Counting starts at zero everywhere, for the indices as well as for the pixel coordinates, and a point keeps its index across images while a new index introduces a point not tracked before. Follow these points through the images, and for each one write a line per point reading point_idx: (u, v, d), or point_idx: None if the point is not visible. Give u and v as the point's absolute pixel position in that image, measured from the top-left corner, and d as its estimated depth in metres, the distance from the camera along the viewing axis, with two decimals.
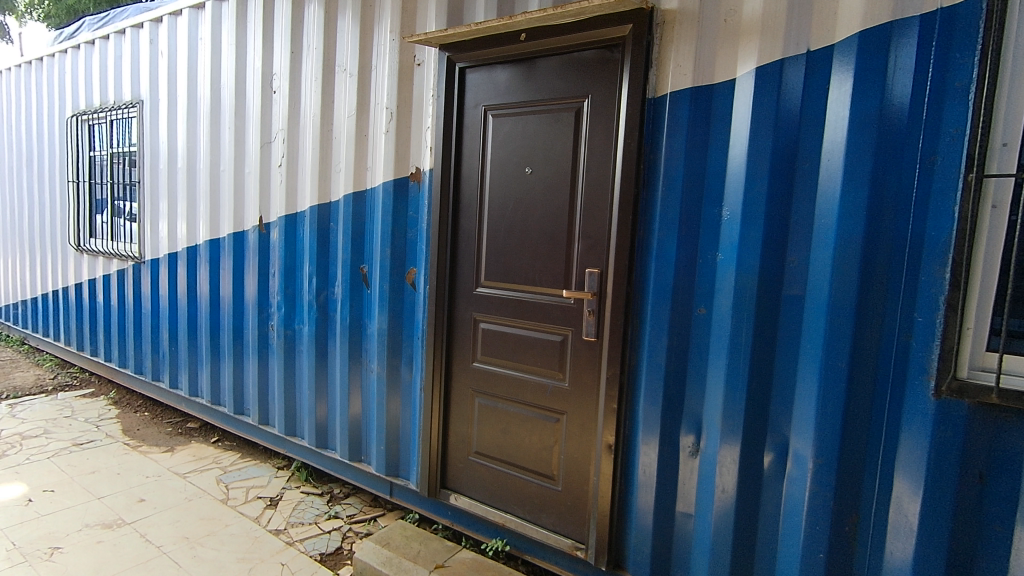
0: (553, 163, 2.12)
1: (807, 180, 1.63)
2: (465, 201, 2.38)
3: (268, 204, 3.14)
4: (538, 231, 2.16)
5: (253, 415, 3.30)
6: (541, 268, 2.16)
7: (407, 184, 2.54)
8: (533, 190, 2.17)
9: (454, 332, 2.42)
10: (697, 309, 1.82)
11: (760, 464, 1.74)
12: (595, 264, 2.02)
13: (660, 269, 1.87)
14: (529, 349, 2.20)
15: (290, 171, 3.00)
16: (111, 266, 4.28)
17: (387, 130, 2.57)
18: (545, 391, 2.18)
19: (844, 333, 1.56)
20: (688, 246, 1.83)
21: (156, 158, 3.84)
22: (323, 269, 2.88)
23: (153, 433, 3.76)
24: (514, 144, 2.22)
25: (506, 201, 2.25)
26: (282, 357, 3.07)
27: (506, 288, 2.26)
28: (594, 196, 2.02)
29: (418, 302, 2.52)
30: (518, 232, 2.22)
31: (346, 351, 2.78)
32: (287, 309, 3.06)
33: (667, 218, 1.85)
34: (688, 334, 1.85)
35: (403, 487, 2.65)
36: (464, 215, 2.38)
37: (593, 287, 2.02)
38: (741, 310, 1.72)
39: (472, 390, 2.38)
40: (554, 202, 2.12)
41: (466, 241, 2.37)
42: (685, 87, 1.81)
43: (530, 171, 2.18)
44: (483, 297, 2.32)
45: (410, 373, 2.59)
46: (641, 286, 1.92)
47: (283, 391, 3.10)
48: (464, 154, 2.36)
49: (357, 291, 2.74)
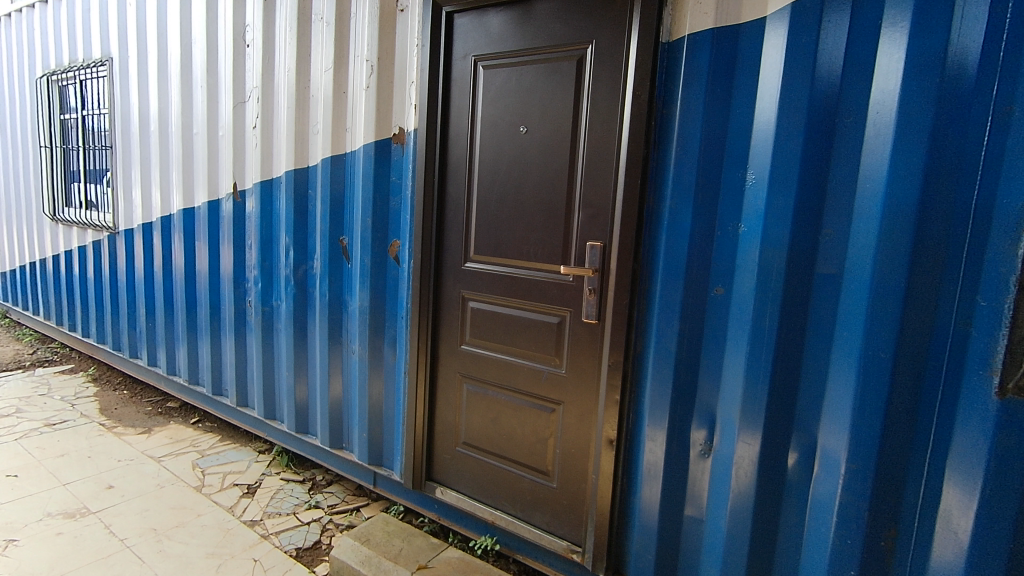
0: (550, 120, 1.87)
1: (850, 138, 1.37)
2: (452, 165, 2.13)
3: (243, 169, 2.89)
4: (533, 199, 1.92)
5: (231, 397, 3.11)
6: (537, 241, 1.93)
7: (389, 146, 2.28)
8: (528, 152, 1.92)
9: (441, 310, 2.20)
10: (713, 288, 1.59)
11: (782, 466, 1.53)
12: (596, 236, 1.79)
13: (671, 242, 1.63)
14: (522, 331, 1.98)
15: (265, 133, 2.74)
16: (86, 236, 4.05)
17: (367, 86, 2.30)
18: (539, 378, 1.96)
19: (889, 320, 1.33)
20: (705, 217, 1.58)
21: (128, 122, 3.58)
22: (301, 241, 2.64)
23: (131, 414, 3.58)
24: (507, 100, 1.96)
25: (499, 165, 2.00)
26: (259, 334, 2.86)
27: (498, 263, 2.03)
28: (597, 158, 1.77)
29: (402, 278, 2.29)
30: (511, 200, 1.98)
31: (326, 331, 2.56)
32: (263, 283, 2.83)
33: (680, 182, 1.60)
34: (703, 318, 1.62)
35: (386, 477, 2.45)
36: (451, 182, 2.13)
37: (594, 263, 1.78)
38: (766, 291, 1.49)
39: (460, 374, 2.17)
40: (550, 166, 1.87)
41: (454, 210, 2.13)
42: (705, 29, 1.54)
43: (524, 130, 1.93)
44: (472, 273, 2.09)
45: (394, 355, 2.37)
46: (649, 262, 1.68)
47: (261, 371, 2.90)
48: (452, 114, 2.11)
49: (336, 266, 2.51)
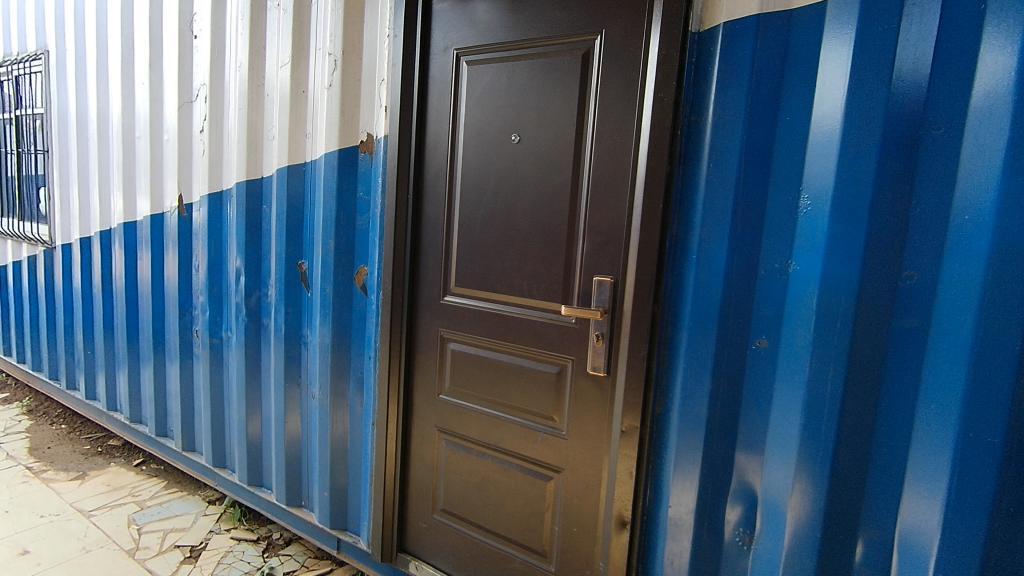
0: (549, 128, 1.54)
1: (941, 155, 1.05)
2: (429, 179, 1.79)
3: (189, 179, 2.51)
4: (528, 222, 1.59)
5: (177, 439, 2.71)
6: (532, 273, 1.60)
7: (355, 156, 1.93)
8: (521, 165, 1.60)
9: (416, 351, 1.86)
10: (755, 340, 1.27)
11: (844, 570, 1.21)
12: (606, 270, 1.47)
13: (701, 280, 1.30)
14: (514, 381, 1.65)
15: (213, 138, 2.36)
16: (20, 250, 3.61)
17: (329, 84, 1.94)
18: (534, 439, 1.62)
19: (998, 394, 1.01)
20: (745, 251, 1.26)
21: (64, 123, 3.16)
22: (254, 265, 2.26)
23: (65, 454, 3.15)
24: (496, 102, 1.63)
25: (485, 181, 1.67)
26: (207, 369, 2.48)
27: (485, 298, 1.69)
28: (607, 175, 1.46)
29: (370, 312, 1.94)
30: (500, 223, 1.65)
31: (282, 369, 2.19)
32: (211, 311, 2.44)
33: (712, 207, 1.28)
34: (741, 377, 1.29)
35: (352, 544, 2.09)
36: (428, 199, 1.80)
37: (604, 302, 1.47)
38: (827, 349, 1.17)
39: (438, 429, 1.83)
40: (548, 184, 1.55)
41: (431, 233, 1.79)
42: (747, 16, 1.22)
43: (516, 140, 1.60)
44: (453, 309, 1.75)
45: (361, 402, 2.02)
46: (673, 304, 1.36)
47: (210, 411, 2.51)
48: (430, 118, 1.78)
49: (295, 295, 2.14)
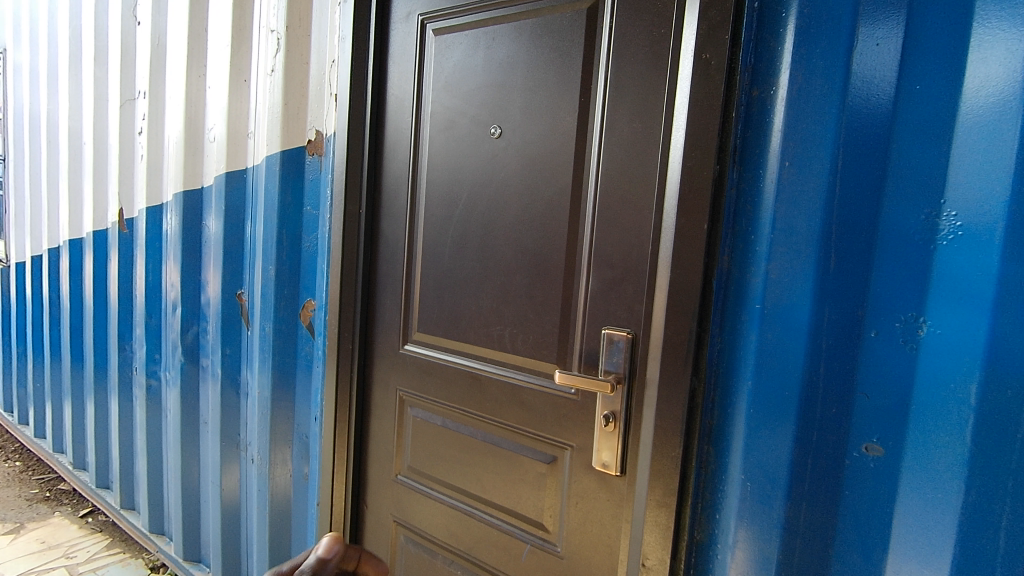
0: (540, 116, 1.10)
1: None
2: (388, 189, 1.36)
3: (131, 189, 2.14)
4: (511, 249, 1.15)
5: (117, 493, 2.31)
6: (517, 319, 1.14)
7: (301, 159, 1.51)
8: (503, 169, 1.16)
9: (372, 414, 1.42)
10: (859, 444, 0.78)
11: None
12: (620, 320, 1.01)
13: (767, 345, 0.82)
14: (494, 466, 1.19)
15: (152, 141, 1.98)
16: None
17: (271, 69, 1.54)
18: (520, 551, 1.16)
19: None
20: (842, 303, 0.78)
21: (19, 128, 2.84)
22: (191, 293, 1.86)
23: (9, 500, 2.78)
24: (472, 84, 1.20)
25: (456, 192, 1.24)
26: (143, 415, 2.08)
27: (457, 350, 1.25)
28: (622, 182, 1.00)
29: (317, 359, 1.51)
30: (475, 248, 1.21)
31: (219, 424, 1.77)
32: (150, 347, 2.05)
33: (788, 229, 0.80)
34: (835, 504, 0.81)
35: None
36: (385, 215, 1.37)
37: (616, 366, 1.00)
38: (998, 478, 0.68)
39: (398, 520, 1.38)
40: (539, 195, 1.10)
41: (389, 260, 1.36)
42: None
43: (496, 134, 1.16)
44: (416, 363, 1.31)
45: (306, 472, 1.58)
46: (721, 378, 0.88)
47: (147, 465, 2.11)
48: (389, 109, 1.35)
49: (234, 333, 1.72)
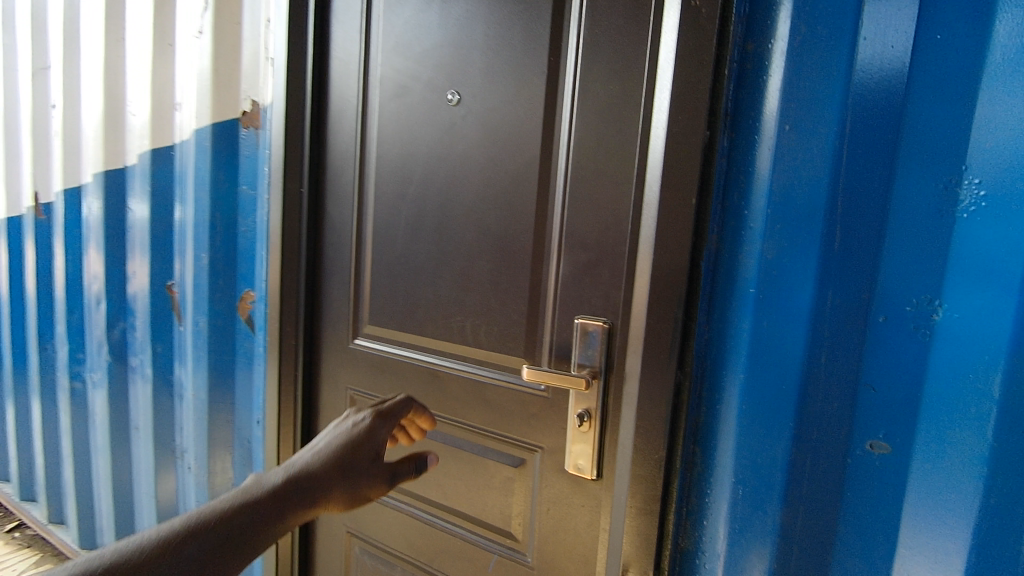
0: (503, 79, 0.98)
1: None
2: (334, 165, 1.22)
3: (46, 170, 1.91)
4: (472, 230, 1.03)
5: (43, 506, 2.10)
6: (480, 308, 1.03)
7: (235, 132, 1.35)
8: (462, 141, 1.03)
9: (326, 414, 1.30)
10: (864, 440, 0.70)
11: None
12: (595, 307, 0.90)
13: (761, 333, 0.73)
14: (456, 471, 1.08)
15: (68, 114, 1.77)
16: None
17: (199, 30, 1.36)
18: (485, 563, 1.06)
19: None
20: (846, 285, 0.70)
21: None
22: (116, 285, 1.66)
23: None
24: (426, 44, 1.07)
25: (410, 167, 1.10)
26: (68, 421, 1.88)
27: (414, 343, 1.12)
28: (595, 153, 0.89)
29: (258, 356, 1.36)
30: (432, 229, 1.08)
31: (151, 429, 1.60)
32: (73, 346, 1.85)
33: (786, 202, 0.71)
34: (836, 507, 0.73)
35: None
36: (332, 194, 1.22)
37: (591, 359, 0.89)
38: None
39: (351, 531, 1.25)
40: (502, 168, 0.98)
41: (337, 244, 1.22)
42: None
43: (453, 100, 1.03)
44: (371, 358, 1.19)
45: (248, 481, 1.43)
46: (710, 371, 0.79)
47: (74, 474, 1.91)
48: (332, 75, 1.20)
49: (165, 328, 1.55)
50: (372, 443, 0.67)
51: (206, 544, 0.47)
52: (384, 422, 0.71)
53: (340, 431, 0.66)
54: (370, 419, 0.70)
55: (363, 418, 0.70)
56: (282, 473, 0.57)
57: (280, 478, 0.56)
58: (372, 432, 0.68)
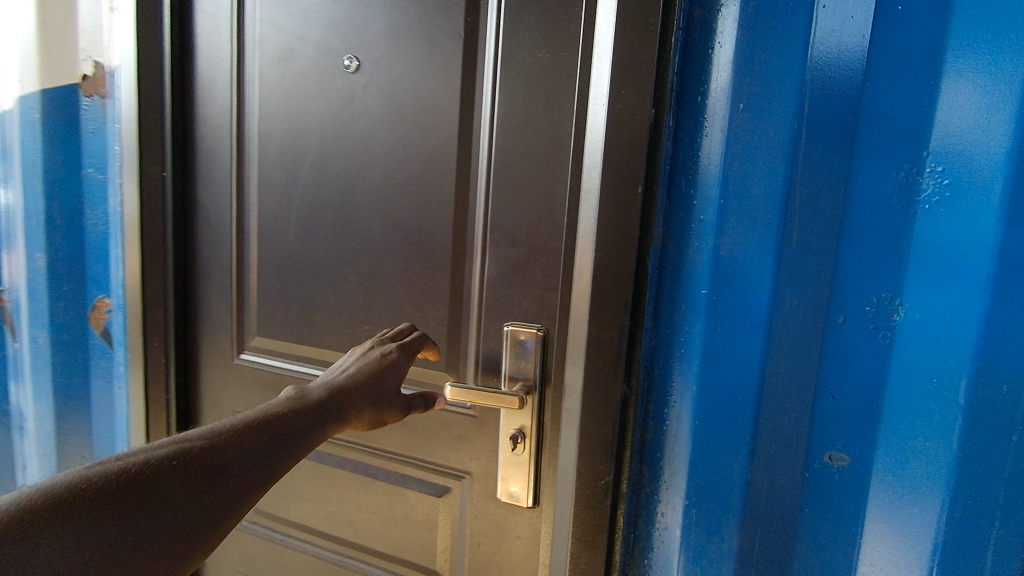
0: (410, 44, 0.82)
1: None
2: (205, 145, 1.00)
3: None
4: (378, 223, 0.87)
5: None
6: (391, 315, 0.88)
7: (72, 101, 1.08)
8: (363, 116, 0.87)
9: None
10: (821, 453, 0.64)
11: None
12: (526, 312, 0.79)
13: (715, 340, 0.65)
14: (370, 503, 0.94)
15: None
16: None
17: None
18: None
19: None
20: (802, 284, 0.63)
21: None
22: None
23: None
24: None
25: (301, 147, 0.92)
26: None
27: (313, 356, 0.96)
28: (523, 134, 0.77)
29: (117, 376, 1.12)
30: (330, 221, 0.91)
31: None
32: None
33: (742, 192, 0.62)
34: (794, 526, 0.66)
35: None
36: (205, 180, 1.01)
37: (524, 372, 0.79)
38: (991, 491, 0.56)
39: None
40: (413, 150, 0.84)
41: (214, 241, 1.01)
42: None
43: (351, 68, 0.86)
44: (261, 376, 1.00)
45: None
46: (659, 382, 0.71)
47: None
48: (198, 32, 0.98)
49: None
50: (397, 369, 0.73)
51: (263, 446, 0.54)
52: (407, 357, 0.75)
53: (368, 358, 0.72)
54: (395, 351, 0.75)
55: (390, 348, 0.75)
56: (324, 389, 0.64)
57: (322, 392, 0.64)
58: (397, 360, 0.74)
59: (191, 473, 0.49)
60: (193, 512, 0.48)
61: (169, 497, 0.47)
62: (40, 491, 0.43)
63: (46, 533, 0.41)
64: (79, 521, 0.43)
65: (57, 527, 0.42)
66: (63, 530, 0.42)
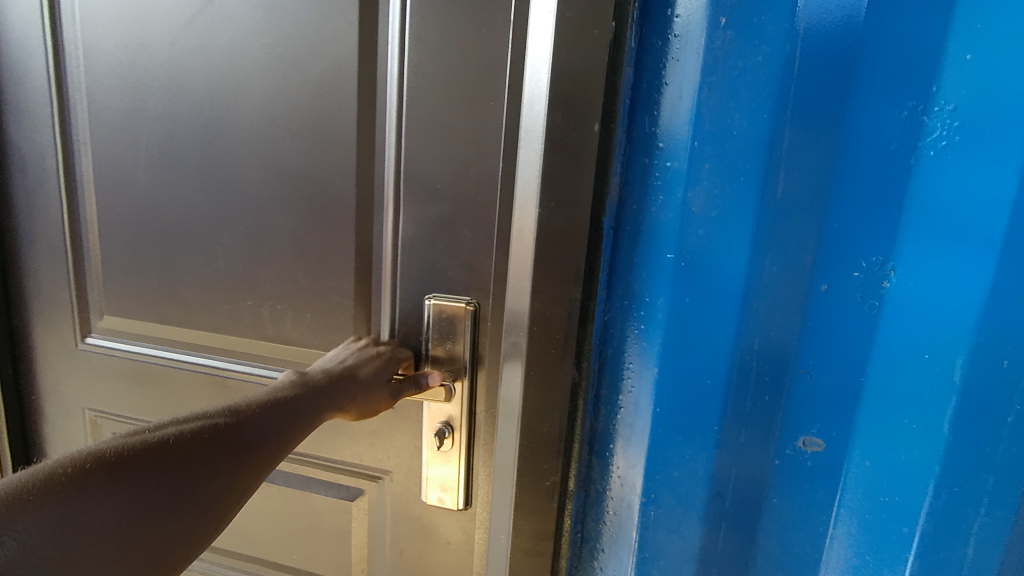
0: None
1: None
2: (9, 62, 0.74)
3: None
4: (257, 171, 0.68)
5: None
6: (281, 287, 0.70)
7: None
8: (227, 25, 0.65)
9: (54, 447, 0.88)
10: (794, 438, 0.53)
11: None
12: (450, 281, 0.65)
13: (683, 314, 0.54)
14: (269, 508, 0.79)
15: None
16: None
17: None
18: None
19: None
20: (779, 243, 0.51)
21: None
22: None
23: None
24: None
25: (144, 66, 0.69)
26: None
27: (183, 339, 0.76)
28: (441, 54, 0.60)
29: None
30: (191, 167, 0.70)
31: None
32: None
33: (720, 132, 0.50)
34: (756, 525, 0.56)
35: None
36: (14, 110, 0.76)
37: (451, 354, 0.65)
38: (982, 481, 0.47)
39: None
40: (297, 72, 0.64)
41: (34, 192, 0.77)
42: None
43: None
44: (119, 365, 0.80)
45: None
46: (611, 365, 0.59)
47: None
48: None
49: None
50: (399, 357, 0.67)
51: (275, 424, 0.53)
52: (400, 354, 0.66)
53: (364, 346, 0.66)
54: (390, 348, 0.66)
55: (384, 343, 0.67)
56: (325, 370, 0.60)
57: (323, 375, 0.60)
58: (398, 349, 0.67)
59: (217, 444, 0.47)
60: (221, 484, 0.46)
61: (198, 468, 0.45)
62: (65, 461, 0.40)
63: (98, 492, 0.40)
64: (115, 489, 0.41)
65: (109, 487, 0.40)
66: (99, 501, 0.40)
